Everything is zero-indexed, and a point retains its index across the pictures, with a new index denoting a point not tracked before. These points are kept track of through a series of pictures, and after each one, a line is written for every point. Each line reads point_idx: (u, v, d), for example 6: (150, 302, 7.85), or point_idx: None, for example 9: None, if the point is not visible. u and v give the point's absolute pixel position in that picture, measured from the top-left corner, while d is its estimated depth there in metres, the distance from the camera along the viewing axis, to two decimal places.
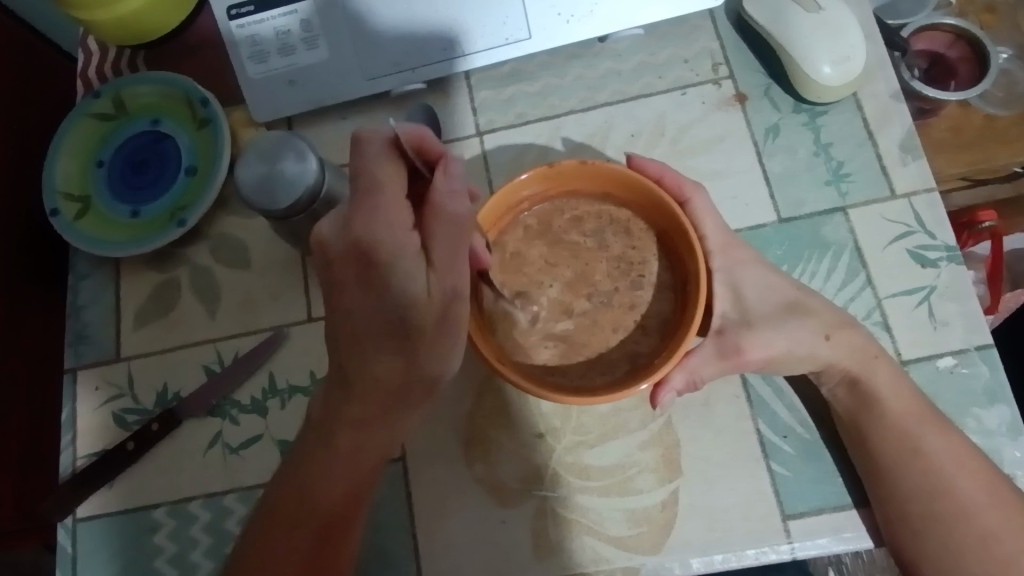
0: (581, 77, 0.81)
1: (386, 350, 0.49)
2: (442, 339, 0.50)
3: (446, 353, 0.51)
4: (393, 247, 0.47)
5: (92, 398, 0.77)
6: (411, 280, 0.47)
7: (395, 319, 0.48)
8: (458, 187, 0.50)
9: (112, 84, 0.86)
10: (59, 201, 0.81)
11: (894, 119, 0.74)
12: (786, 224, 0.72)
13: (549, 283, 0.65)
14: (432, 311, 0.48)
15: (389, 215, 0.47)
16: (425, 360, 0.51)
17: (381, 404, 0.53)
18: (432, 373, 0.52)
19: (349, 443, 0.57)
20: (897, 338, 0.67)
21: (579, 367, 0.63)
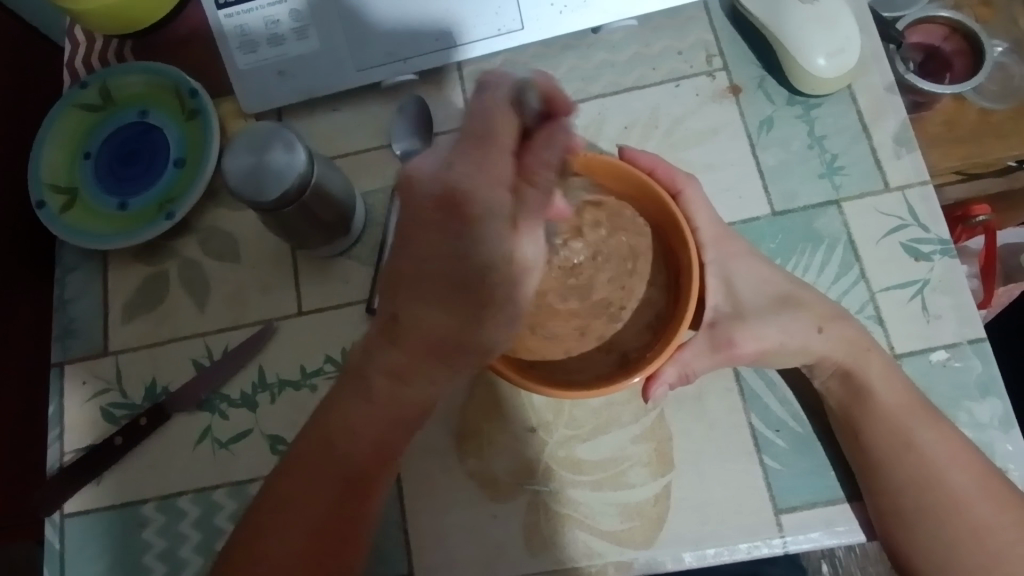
0: (575, 68, 0.80)
1: (449, 304, 0.48)
2: (502, 304, 0.49)
3: (501, 318, 0.50)
4: (486, 202, 0.46)
5: (79, 392, 0.76)
6: (494, 240, 0.47)
7: (464, 270, 0.47)
8: (554, 156, 0.47)
9: (99, 75, 0.84)
10: (46, 193, 0.80)
11: (889, 111, 0.74)
12: (779, 217, 0.72)
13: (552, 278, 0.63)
14: (502, 273, 0.48)
15: (492, 170, 0.46)
16: (486, 325, 0.50)
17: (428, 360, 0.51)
18: (483, 339, 0.50)
19: (390, 399, 0.55)
20: (891, 331, 0.67)
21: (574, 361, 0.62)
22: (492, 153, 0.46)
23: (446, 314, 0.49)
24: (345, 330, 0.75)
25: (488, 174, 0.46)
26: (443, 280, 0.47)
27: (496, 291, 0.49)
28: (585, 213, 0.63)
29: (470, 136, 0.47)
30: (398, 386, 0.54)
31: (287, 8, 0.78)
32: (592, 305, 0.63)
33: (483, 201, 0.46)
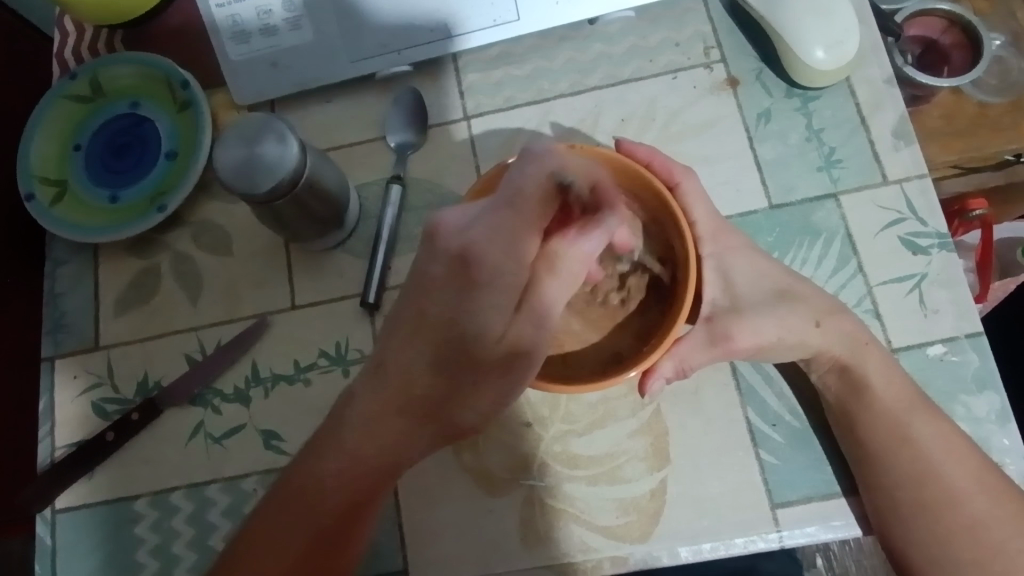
0: (572, 60, 0.79)
1: (436, 364, 0.52)
2: (483, 380, 0.53)
3: (481, 394, 0.54)
4: (496, 270, 0.51)
5: (70, 386, 0.75)
6: (495, 316, 0.51)
7: (457, 339, 0.51)
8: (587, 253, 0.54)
9: (89, 65, 0.83)
10: (35, 185, 0.79)
11: (888, 104, 0.73)
12: (777, 210, 0.71)
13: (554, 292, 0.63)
14: (496, 345, 0.51)
15: (509, 241, 0.51)
16: (472, 395, 0.54)
17: (412, 414, 0.54)
18: (461, 408, 0.54)
19: (374, 450, 0.56)
20: (889, 326, 0.67)
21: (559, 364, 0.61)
22: (520, 227, 0.52)
23: (433, 372, 0.52)
24: (339, 327, 0.74)
25: (508, 242, 0.51)
26: (436, 340, 0.51)
27: (483, 361, 0.52)
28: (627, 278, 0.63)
29: (502, 202, 0.52)
30: (385, 440, 0.56)
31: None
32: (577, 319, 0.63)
33: (497, 269, 0.51)
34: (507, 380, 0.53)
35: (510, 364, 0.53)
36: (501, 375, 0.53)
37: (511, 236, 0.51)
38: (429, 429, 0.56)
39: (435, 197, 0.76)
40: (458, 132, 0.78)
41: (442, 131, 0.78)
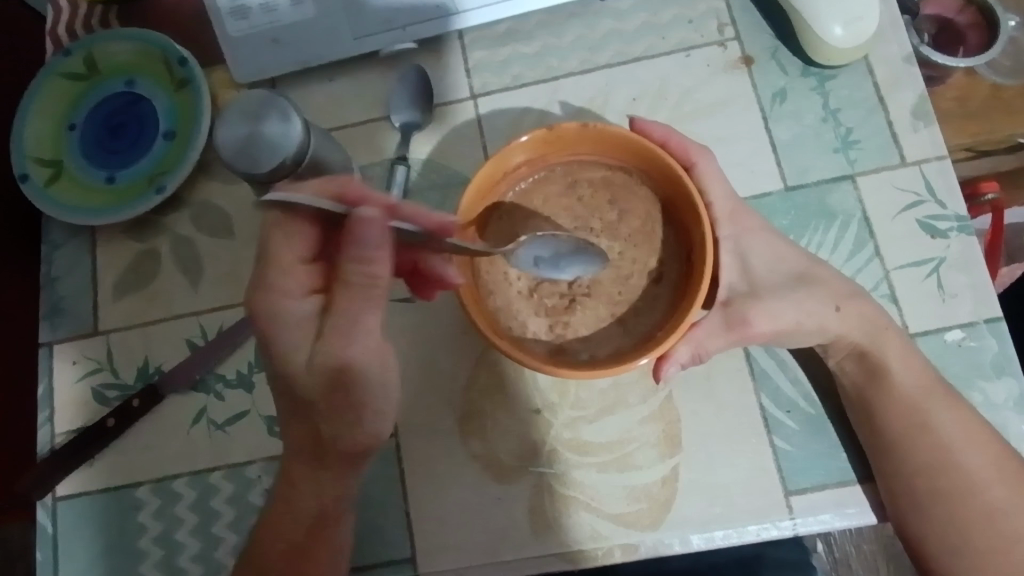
0: (581, 38, 0.77)
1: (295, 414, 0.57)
2: (333, 409, 0.55)
3: (343, 422, 0.56)
4: (278, 311, 0.55)
5: (69, 372, 0.74)
6: (293, 349, 0.55)
7: (282, 385, 0.56)
8: (369, 254, 0.50)
9: (84, 41, 0.81)
10: (30, 166, 0.77)
11: (905, 83, 0.71)
12: (792, 192, 0.69)
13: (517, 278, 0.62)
14: (319, 380, 0.54)
15: (281, 282, 0.56)
16: (345, 425, 0.56)
17: (314, 465, 0.59)
18: (339, 438, 0.57)
19: (296, 505, 0.60)
20: (906, 310, 0.65)
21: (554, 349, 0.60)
22: (283, 277, 0.56)
23: (297, 423, 0.57)
24: None
25: (279, 286, 0.56)
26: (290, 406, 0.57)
27: (315, 393, 0.55)
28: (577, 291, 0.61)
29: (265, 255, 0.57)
30: (304, 491, 0.60)
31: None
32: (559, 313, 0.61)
33: (277, 313, 0.55)
34: (360, 392, 0.55)
35: (349, 382, 0.54)
36: (345, 396, 0.55)
37: (286, 283, 0.56)
38: (338, 470, 0.59)
39: (439, 179, 0.74)
40: (465, 112, 0.76)
41: (448, 111, 0.76)
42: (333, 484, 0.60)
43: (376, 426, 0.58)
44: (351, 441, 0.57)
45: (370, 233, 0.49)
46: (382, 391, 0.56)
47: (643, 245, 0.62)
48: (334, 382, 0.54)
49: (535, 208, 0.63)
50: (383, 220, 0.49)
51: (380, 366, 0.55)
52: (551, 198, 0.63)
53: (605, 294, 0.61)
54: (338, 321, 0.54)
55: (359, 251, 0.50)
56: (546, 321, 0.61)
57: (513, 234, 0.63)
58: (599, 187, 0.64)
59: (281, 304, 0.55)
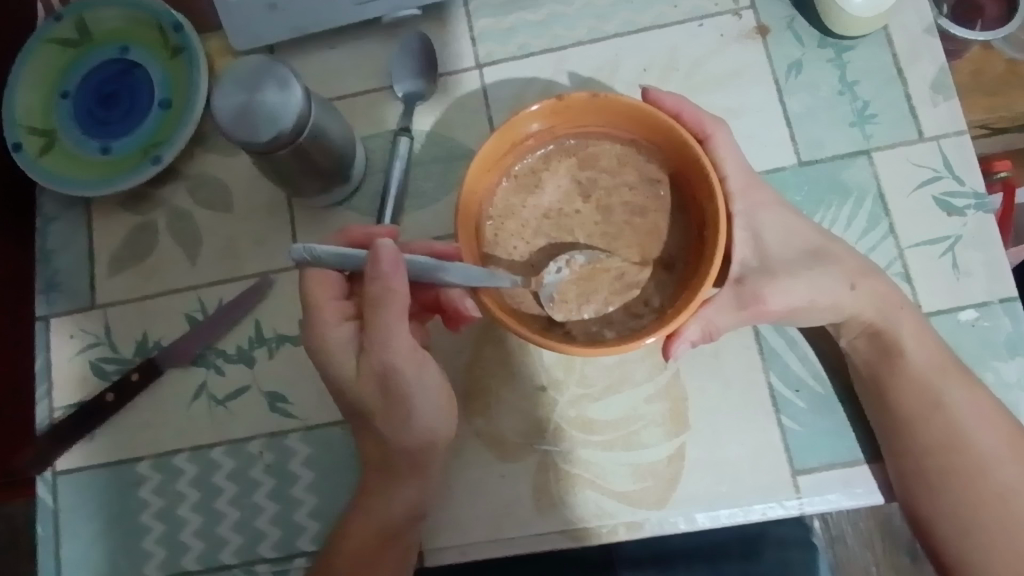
0: (590, 4, 0.74)
1: (360, 426, 0.59)
2: (392, 413, 0.56)
3: (399, 424, 0.57)
4: (326, 338, 0.56)
5: (67, 346, 0.73)
6: (345, 369, 0.56)
7: (344, 401, 0.58)
8: (392, 274, 0.50)
9: (75, 6, 0.78)
10: (22, 135, 0.75)
11: (926, 54, 0.69)
12: (806, 167, 0.68)
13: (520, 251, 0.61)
14: (372, 394, 0.55)
15: (320, 312, 0.55)
16: (403, 429, 0.57)
17: (385, 475, 0.60)
18: (399, 440, 0.58)
19: (367, 520, 0.60)
20: (919, 289, 0.64)
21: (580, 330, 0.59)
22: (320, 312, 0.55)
23: (364, 434, 0.60)
24: None
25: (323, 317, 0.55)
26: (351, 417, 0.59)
27: (371, 402, 0.56)
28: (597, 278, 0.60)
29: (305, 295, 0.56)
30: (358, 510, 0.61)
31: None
32: (580, 293, 0.60)
33: (324, 341, 0.56)
34: (409, 396, 0.56)
35: (399, 388, 0.55)
36: (398, 398, 0.55)
37: (324, 314, 0.55)
38: (410, 478, 0.60)
39: (443, 152, 0.72)
40: (469, 81, 0.74)
41: (451, 80, 0.74)
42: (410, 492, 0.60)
43: (428, 421, 0.58)
44: (410, 440, 0.58)
45: (388, 270, 0.49)
46: (429, 390, 0.57)
47: (648, 214, 0.61)
48: (385, 392, 0.55)
49: (541, 181, 0.62)
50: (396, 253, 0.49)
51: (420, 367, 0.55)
52: (556, 171, 0.62)
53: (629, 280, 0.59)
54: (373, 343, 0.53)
55: (382, 288, 0.50)
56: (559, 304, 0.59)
57: (514, 210, 0.62)
58: (611, 161, 0.62)
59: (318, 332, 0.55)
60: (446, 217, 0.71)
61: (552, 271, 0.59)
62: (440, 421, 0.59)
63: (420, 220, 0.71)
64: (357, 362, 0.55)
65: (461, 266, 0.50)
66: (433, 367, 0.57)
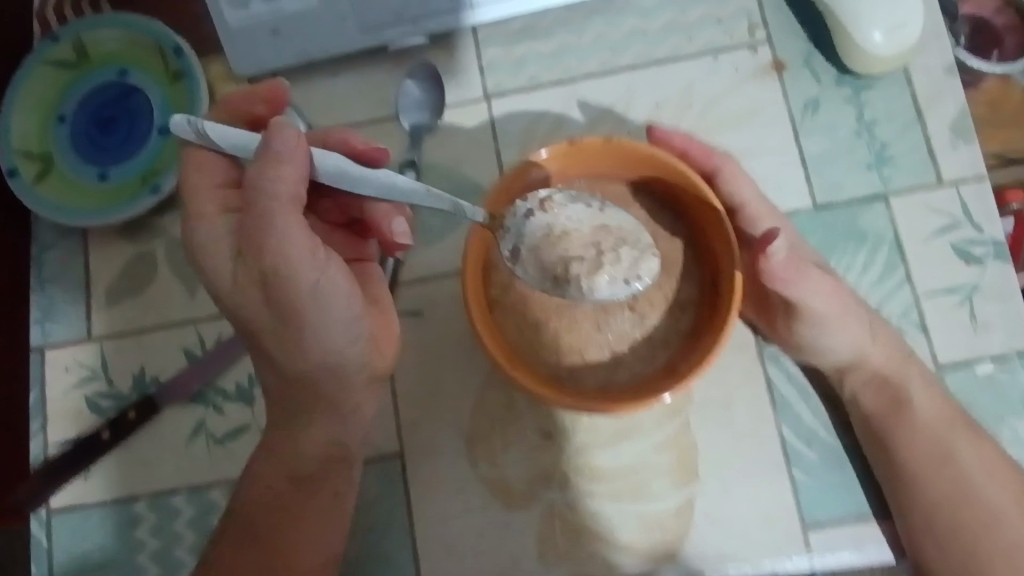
0: (603, 36, 0.72)
1: (256, 342, 0.55)
2: (286, 326, 0.52)
3: (291, 338, 0.53)
4: (205, 235, 0.53)
5: (62, 380, 0.72)
6: (220, 266, 0.52)
7: (228, 308, 0.54)
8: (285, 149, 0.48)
9: (72, 27, 0.76)
10: (17, 161, 0.74)
11: (946, 96, 0.67)
12: (821, 211, 0.66)
13: (526, 312, 0.59)
14: (253, 296, 0.52)
15: (199, 200, 0.53)
16: (296, 338, 0.53)
17: (298, 404, 0.58)
18: (296, 357, 0.54)
19: (281, 454, 0.59)
20: (936, 341, 0.63)
21: (589, 376, 0.57)
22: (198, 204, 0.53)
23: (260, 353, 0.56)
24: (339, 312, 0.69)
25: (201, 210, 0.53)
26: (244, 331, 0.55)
27: (257, 306, 0.52)
28: (597, 240, 0.56)
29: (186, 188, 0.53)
30: (274, 453, 0.59)
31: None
32: (578, 256, 0.55)
33: (198, 238, 0.53)
34: (298, 301, 0.51)
35: (294, 288, 0.50)
36: (290, 311, 0.51)
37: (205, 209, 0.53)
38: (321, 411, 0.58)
39: (450, 185, 0.70)
40: (478, 114, 0.72)
41: (459, 113, 0.72)
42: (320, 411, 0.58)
43: (328, 339, 0.54)
44: (309, 359, 0.54)
45: (283, 144, 0.47)
46: (332, 286, 0.52)
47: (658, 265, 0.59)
48: (274, 295, 0.51)
49: None
50: (303, 138, 0.48)
51: (315, 258, 0.50)
52: None
53: (613, 238, 0.56)
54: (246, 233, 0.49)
55: (269, 167, 0.47)
56: (528, 248, 0.56)
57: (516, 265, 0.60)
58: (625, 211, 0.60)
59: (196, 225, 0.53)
60: (452, 254, 0.69)
61: (521, 214, 0.56)
62: (341, 341, 0.55)
63: (426, 256, 0.69)
64: (238, 261, 0.51)
65: (386, 175, 0.50)
66: (337, 266, 0.52)
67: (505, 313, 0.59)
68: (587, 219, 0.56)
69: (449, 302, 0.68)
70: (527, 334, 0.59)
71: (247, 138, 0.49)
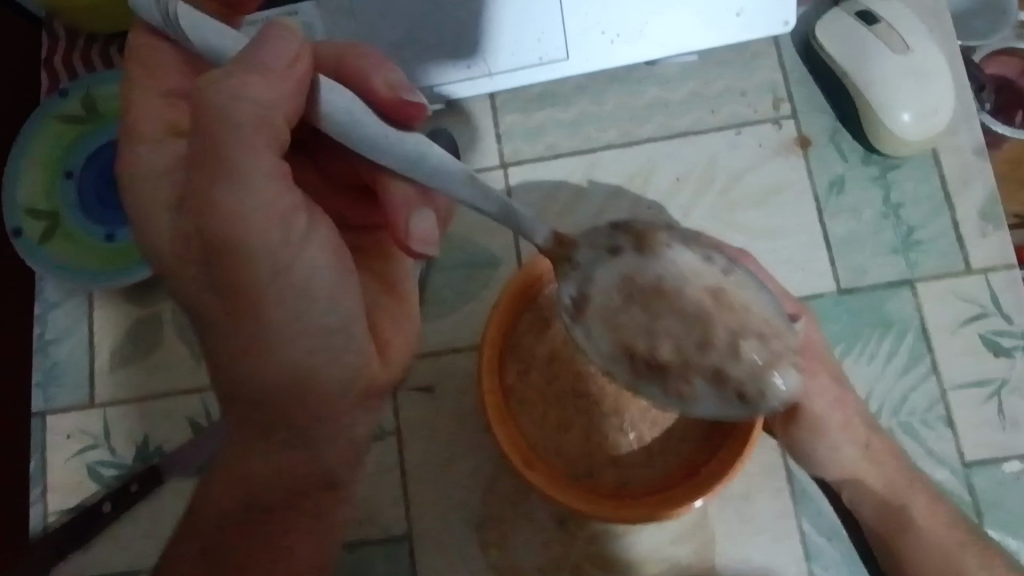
0: (624, 105, 0.70)
1: (206, 325, 0.46)
2: (245, 313, 0.43)
3: (251, 328, 0.44)
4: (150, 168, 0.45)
5: (64, 447, 0.70)
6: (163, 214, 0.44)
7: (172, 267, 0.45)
8: (267, 63, 0.39)
9: (82, 82, 0.75)
10: (24, 220, 0.72)
11: (976, 180, 0.65)
12: (846, 296, 0.64)
13: (543, 403, 0.58)
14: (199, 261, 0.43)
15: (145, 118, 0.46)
16: (259, 332, 0.44)
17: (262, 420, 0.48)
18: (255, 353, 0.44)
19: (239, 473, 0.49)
20: (964, 436, 0.61)
21: (607, 474, 0.56)
22: (143, 122, 0.46)
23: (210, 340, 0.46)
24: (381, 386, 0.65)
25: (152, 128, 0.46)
26: (197, 320, 0.46)
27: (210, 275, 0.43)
28: (703, 314, 0.45)
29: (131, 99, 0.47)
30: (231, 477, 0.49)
31: (306, 36, 0.64)
32: (677, 329, 0.45)
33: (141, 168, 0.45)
34: (261, 288, 0.42)
35: (257, 271, 0.42)
36: (251, 296, 0.43)
37: (152, 132, 0.46)
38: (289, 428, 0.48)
39: (465, 256, 0.69)
40: (494, 183, 0.70)
41: None
42: (293, 433, 0.49)
43: (297, 342, 0.45)
44: (273, 363, 0.45)
45: (271, 58, 0.39)
46: (310, 269, 0.43)
47: None
48: (227, 278, 0.42)
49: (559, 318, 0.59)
50: (304, 56, 0.40)
51: (285, 235, 0.41)
52: None
53: (730, 317, 0.46)
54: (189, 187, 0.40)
55: (232, 88, 0.38)
56: (599, 300, 0.46)
57: (533, 353, 0.59)
58: None
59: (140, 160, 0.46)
60: (466, 329, 0.67)
61: (597, 255, 0.47)
62: (313, 347, 0.45)
63: (439, 329, 0.67)
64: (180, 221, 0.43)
65: (414, 143, 0.43)
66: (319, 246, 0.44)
67: (521, 406, 0.57)
68: (701, 276, 0.47)
69: (462, 379, 0.66)
70: (545, 426, 0.57)
71: (225, 33, 0.42)
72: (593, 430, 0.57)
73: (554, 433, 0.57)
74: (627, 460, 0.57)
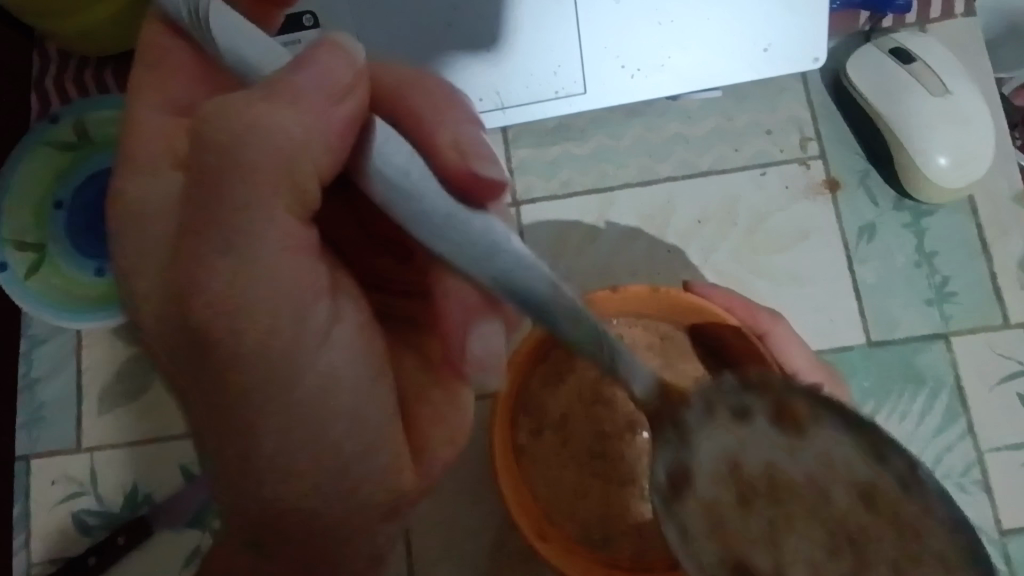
0: (643, 141, 0.67)
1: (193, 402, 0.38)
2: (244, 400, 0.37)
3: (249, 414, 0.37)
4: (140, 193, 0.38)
5: (48, 494, 0.67)
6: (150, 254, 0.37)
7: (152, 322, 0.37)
8: (306, 89, 0.34)
9: (75, 107, 0.71)
10: (9, 253, 0.68)
11: (1014, 228, 0.62)
12: (876, 349, 0.61)
13: (558, 464, 0.54)
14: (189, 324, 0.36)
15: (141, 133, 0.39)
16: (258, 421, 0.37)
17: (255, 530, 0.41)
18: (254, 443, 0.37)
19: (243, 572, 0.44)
20: (999, 502, 0.58)
21: (625, 542, 0.53)
22: (141, 143, 0.39)
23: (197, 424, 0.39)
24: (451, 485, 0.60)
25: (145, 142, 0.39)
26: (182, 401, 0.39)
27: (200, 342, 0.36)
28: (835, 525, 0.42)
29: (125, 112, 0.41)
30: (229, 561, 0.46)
31: None
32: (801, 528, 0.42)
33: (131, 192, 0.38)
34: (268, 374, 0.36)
35: (267, 356, 0.35)
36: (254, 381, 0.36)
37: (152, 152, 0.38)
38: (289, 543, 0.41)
39: None
40: None
41: None
42: (294, 549, 0.41)
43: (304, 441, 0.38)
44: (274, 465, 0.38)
45: (313, 86, 0.34)
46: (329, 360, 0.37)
47: None
48: (224, 357, 0.35)
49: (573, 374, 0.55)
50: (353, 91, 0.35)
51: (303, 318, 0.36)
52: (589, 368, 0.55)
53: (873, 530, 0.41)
54: (190, 235, 0.34)
55: (266, 119, 0.33)
56: (704, 491, 0.43)
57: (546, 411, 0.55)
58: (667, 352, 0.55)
59: (133, 190, 0.38)
60: None
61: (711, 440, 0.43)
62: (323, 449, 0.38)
63: None
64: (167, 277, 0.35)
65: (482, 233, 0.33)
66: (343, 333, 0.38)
67: (534, 464, 0.54)
68: (837, 465, 0.43)
69: None
70: (558, 490, 0.54)
71: (265, 42, 0.35)
72: (610, 494, 0.54)
73: (568, 497, 0.54)
74: (650, 528, 0.53)
